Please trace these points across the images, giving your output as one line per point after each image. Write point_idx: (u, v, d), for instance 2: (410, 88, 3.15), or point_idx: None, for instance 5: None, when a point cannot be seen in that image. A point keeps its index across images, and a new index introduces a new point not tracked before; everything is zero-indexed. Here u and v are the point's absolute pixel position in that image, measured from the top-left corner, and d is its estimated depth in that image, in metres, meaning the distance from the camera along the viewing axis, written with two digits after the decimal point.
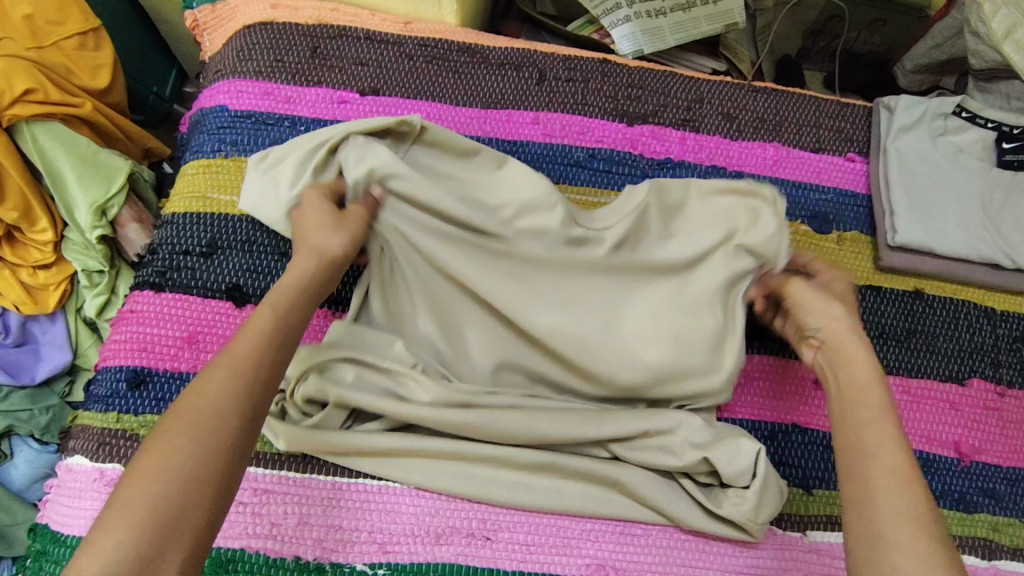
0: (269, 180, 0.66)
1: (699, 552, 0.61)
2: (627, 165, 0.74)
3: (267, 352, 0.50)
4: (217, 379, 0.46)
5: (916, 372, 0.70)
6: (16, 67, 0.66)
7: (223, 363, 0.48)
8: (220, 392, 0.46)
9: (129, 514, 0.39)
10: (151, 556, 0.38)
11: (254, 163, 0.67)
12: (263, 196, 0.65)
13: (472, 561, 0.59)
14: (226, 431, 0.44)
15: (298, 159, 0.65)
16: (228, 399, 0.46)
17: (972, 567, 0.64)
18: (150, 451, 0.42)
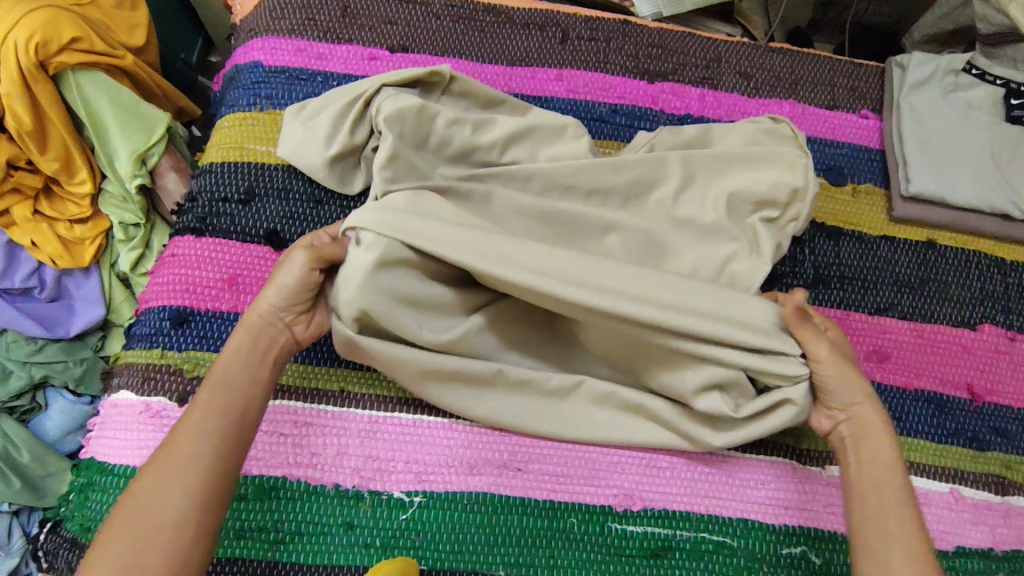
0: (308, 129, 0.68)
1: (723, 483, 0.64)
2: (649, 119, 0.77)
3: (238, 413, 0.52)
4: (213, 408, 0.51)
5: (929, 318, 0.72)
6: (62, 17, 0.68)
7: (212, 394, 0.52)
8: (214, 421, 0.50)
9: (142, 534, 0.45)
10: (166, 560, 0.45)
11: (293, 115, 0.70)
12: (303, 144, 0.68)
13: (504, 491, 0.62)
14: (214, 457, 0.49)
15: (335, 108, 0.68)
16: (161, 523, 0.46)
17: (986, 502, 0.66)
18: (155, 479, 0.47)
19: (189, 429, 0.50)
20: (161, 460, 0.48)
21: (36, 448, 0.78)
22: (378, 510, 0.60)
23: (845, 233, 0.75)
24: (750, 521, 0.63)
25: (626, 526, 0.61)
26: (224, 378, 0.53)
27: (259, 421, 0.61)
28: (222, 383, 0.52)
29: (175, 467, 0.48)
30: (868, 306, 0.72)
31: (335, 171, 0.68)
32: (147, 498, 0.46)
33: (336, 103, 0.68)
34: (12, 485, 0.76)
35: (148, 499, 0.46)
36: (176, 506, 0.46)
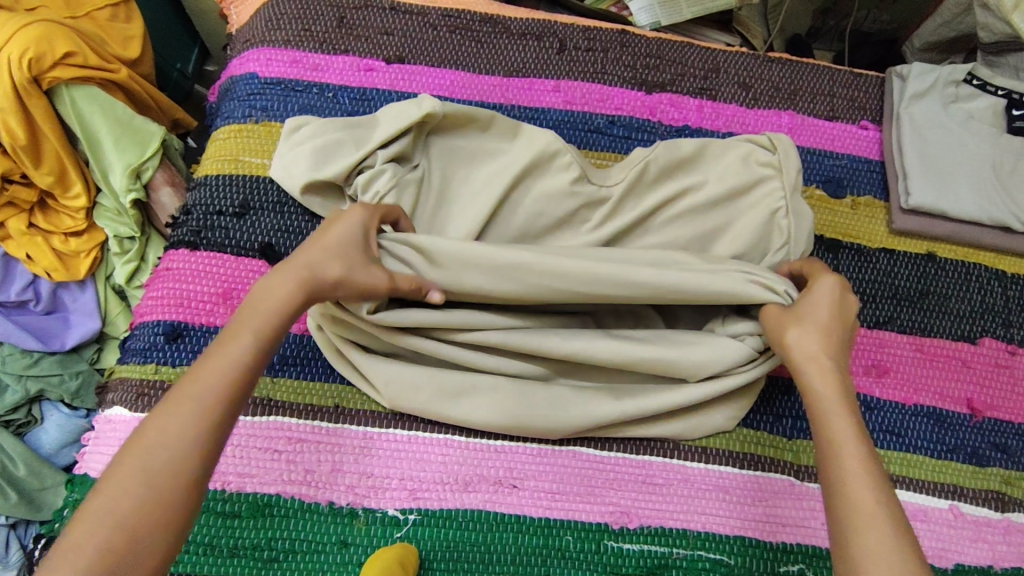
0: (294, 154, 0.66)
1: (721, 501, 0.63)
2: (647, 131, 0.76)
3: (257, 353, 0.47)
4: (236, 349, 0.47)
5: (928, 331, 0.72)
6: (55, 31, 0.68)
7: (245, 325, 0.48)
8: (237, 353, 0.47)
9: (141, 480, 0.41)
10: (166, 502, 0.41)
11: (284, 139, 0.68)
12: (287, 172, 0.66)
13: (500, 508, 0.61)
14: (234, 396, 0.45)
15: (322, 144, 0.65)
16: (162, 460, 0.41)
17: (986, 518, 0.65)
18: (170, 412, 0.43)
19: (210, 374, 0.45)
20: (176, 398, 0.44)
21: (32, 461, 0.78)
22: (372, 527, 0.59)
23: (844, 245, 0.74)
24: (748, 539, 0.62)
25: (621, 543, 0.61)
26: (281, 313, 0.49)
27: (252, 438, 0.61)
28: (266, 317, 0.49)
29: (187, 407, 0.43)
30: (867, 319, 0.71)
31: (316, 198, 0.67)
32: (153, 438, 0.42)
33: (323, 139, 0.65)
34: (7, 498, 0.76)
35: (154, 431, 0.42)
36: (184, 450, 0.42)
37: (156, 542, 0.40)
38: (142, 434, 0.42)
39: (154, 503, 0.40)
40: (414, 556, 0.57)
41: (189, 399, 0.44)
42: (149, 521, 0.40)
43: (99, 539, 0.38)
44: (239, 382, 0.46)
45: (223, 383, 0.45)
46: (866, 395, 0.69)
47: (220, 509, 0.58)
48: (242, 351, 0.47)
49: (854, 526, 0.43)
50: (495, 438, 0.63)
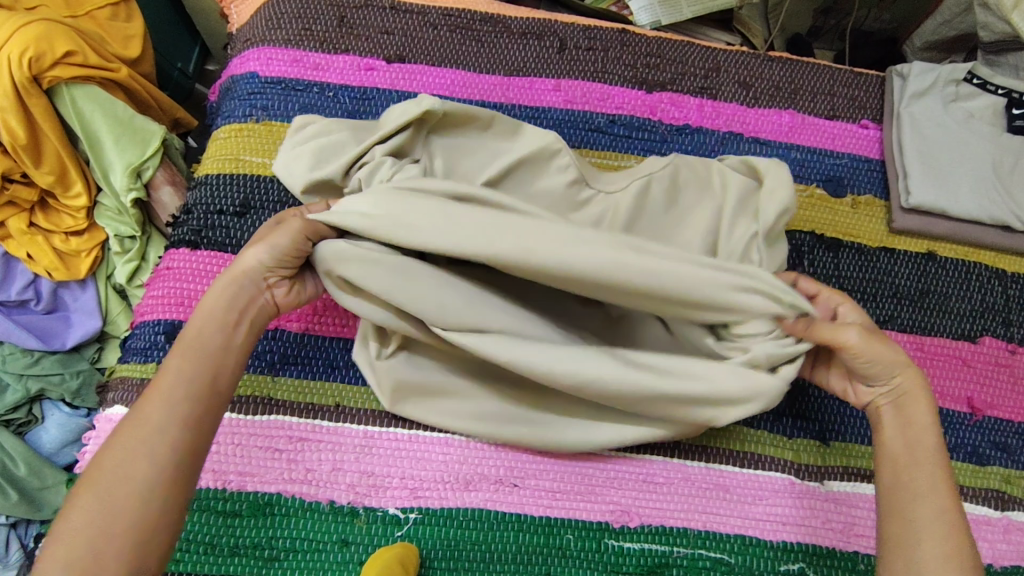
0: (297, 154, 0.65)
1: (721, 499, 0.63)
2: (647, 130, 0.76)
3: (200, 366, 0.49)
4: (178, 363, 0.48)
5: (929, 330, 0.72)
6: (55, 30, 0.68)
7: (186, 342, 0.50)
8: (184, 367, 0.48)
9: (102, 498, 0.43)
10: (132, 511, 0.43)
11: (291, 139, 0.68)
12: (290, 171, 0.65)
13: (500, 506, 0.61)
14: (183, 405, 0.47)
15: (325, 141, 0.65)
16: (119, 477, 0.44)
17: (985, 517, 0.65)
18: (125, 431, 0.45)
19: (155, 394, 0.47)
20: (130, 419, 0.46)
21: (33, 460, 0.78)
22: (373, 526, 0.60)
23: (844, 244, 0.74)
24: (748, 538, 0.62)
25: (622, 542, 0.61)
26: (218, 320, 0.51)
27: (253, 437, 0.61)
28: (198, 325, 0.51)
29: (138, 422, 0.45)
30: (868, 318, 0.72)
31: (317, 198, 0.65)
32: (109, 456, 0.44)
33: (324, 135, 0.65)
34: (8, 497, 0.76)
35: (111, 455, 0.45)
36: (141, 463, 0.44)
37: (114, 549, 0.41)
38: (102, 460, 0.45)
39: (114, 515, 0.42)
40: (414, 555, 0.57)
41: (139, 417, 0.46)
42: (111, 539, 0.42)
43: (71, 557, 0.41)
44: (183, 390, 0.47)
45: (169, 393, 0.47)
46: None
47: (221, 508, 0.59)
48: (182, 360, 0.49)
49: (909, 534, 0.48)
50: None
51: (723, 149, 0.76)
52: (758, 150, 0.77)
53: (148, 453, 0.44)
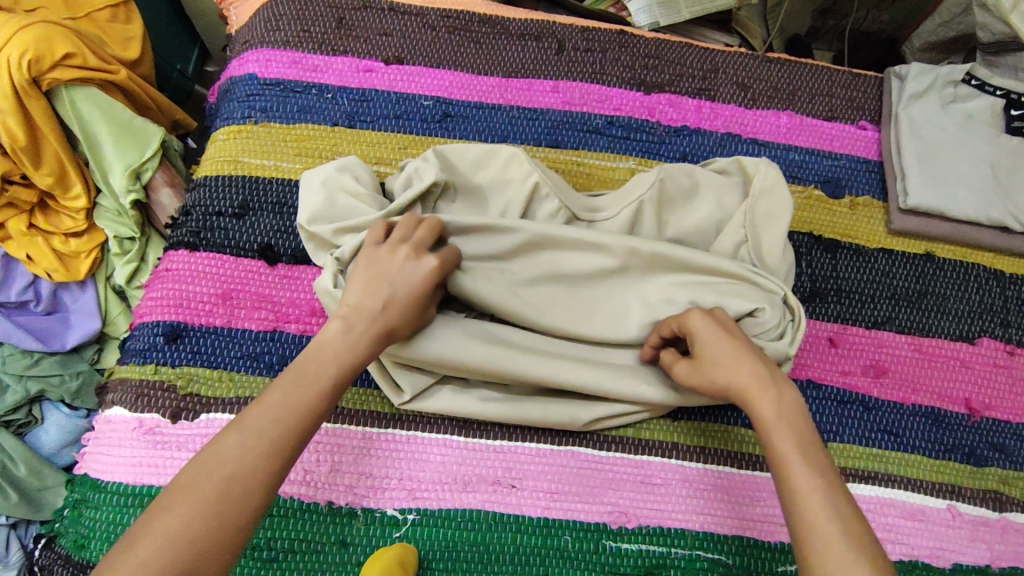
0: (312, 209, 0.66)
1: (718, 501, 0.63)
2: (645, 131, 0.76)
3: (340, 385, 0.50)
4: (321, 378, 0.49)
5: (927, 331, 0.72)
6: (54, 32, 0.68)
7: (333, 354, 0.51)
8: (326, 377, 0.50)
9: (219, 498, 0.42)
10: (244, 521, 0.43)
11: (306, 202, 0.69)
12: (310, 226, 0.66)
13: (497, 508, 0.61)
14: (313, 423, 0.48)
15: (356, 190, 0.63)
16: (245, 481, 0.43)
17: (984, 519, 0.65)
18: (250, 433, 0.45)
19: (295, 399, 0.48)
20: (257, 420, 0.46)
21: (32, 461, 0.78)
22: (372, 527, 0.60)
23: (842, 245, 0.74)
24: (746, 538, 0.62)
25: (620, 543, 0.61)
26: (362, 347, 0.52)
27: None
28: (346, 354, 0.51)
29: (265, 437, 0.45)
30: (866, 319, 0.72)
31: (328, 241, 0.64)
32: (221, 467, 0.43)
33: (355, 183, 0.63)
34: (8, 498, 0.76)
35: (237, 454, 0.44)
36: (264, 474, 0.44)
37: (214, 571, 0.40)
38: (228, 455, 0.44)
39: (223, 535, 0.41)
40: (413, 556, 0.57)
41: (268, 426, 0.46)
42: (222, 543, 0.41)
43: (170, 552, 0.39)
44: (314, 419, 0.48)
45: (300, 405, 0.47)
46: (864, 395, 0.69)
47: None
48: (324, 389, 0.49)
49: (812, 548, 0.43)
50: (493, 438, 0.64)
51: (721, 150, 0.76)
52: (755, 151, 0.77)
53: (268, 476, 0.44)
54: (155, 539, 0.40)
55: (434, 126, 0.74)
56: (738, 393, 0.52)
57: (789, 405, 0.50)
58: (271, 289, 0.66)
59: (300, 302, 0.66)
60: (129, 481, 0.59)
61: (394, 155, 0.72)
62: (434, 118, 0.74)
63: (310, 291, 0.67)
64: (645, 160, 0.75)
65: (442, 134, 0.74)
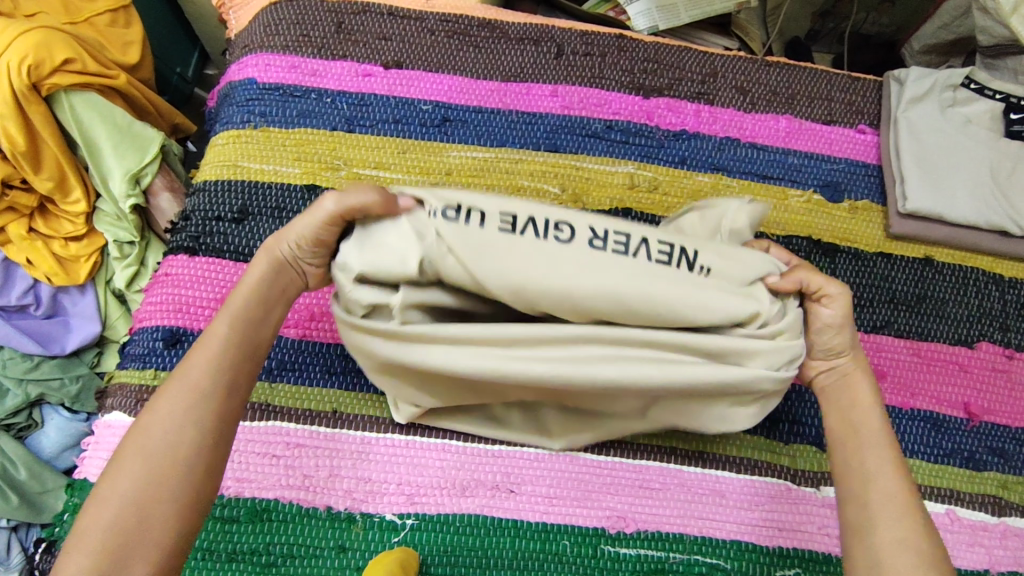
0: None
1: (718, 505, 0.63)
2: (644, 136, 0.76)
3: (250, 330, 0.48)
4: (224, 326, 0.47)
5: (926, 335, 0.72)
6: (53, 37, 0.68)
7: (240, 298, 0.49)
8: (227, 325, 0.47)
9: (140, 463, 0.41)
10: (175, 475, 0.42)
11: None
12: None
13: (496, 512, 0.61)
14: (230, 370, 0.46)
15: None
16: (164, 442, 0.42)
17: (982, 523, 0.65)
18: (164, 394, 0.44)
19: (203, 352, 0.46)
20: (170, 382, 0.45)
21: (33, 465, 0.78)
22: (371, 532, 0.60)
23: (841, 250, 0.74)
24: (745, 543, 0.62)
25: (619, 548, 0.61)
26: (267, 288, 0.50)
27: (248, 442, 0.61)
28: (250, 299, 0.49)
29: (177, 394, 0.44)
30: (865, 323, 0.71)
31: None
32: (144, 428, 0.43)
33: None
34: (9, 501, 0.76)
35: (156, 418, 0.43)
36: (187, 429, 0.43)
37: (163, 522, 0.40)
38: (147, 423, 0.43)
39: (154, 486, 0.41)
40: (413, 559, 0.57)
41: (181, 384, 0.44)
42: (153, 501, 0.40)
43: (103, 522, 0.39)
44: (227, 360, 0.46)
45: (211, 356, 0.46)
46: None
47: (219, 514, 0.59)
48: (225, 332, 0.47)
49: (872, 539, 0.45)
50: (491, 443, 0.64)
51: (720, 154, 0.76)
52: (754, 155, 0.77)
53: (186, 423, 0.43)
54: (96, 513, 0.40)
55: (432, 130, 0.74)
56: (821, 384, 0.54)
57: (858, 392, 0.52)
58: None
59: (310, 309, 0.67)
60: None
61: (393, 159, 0.72)
62: (432, 122, 0.74)
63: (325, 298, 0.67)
64: (644, 164, 0.75)
65: (441, 139, 0.74)
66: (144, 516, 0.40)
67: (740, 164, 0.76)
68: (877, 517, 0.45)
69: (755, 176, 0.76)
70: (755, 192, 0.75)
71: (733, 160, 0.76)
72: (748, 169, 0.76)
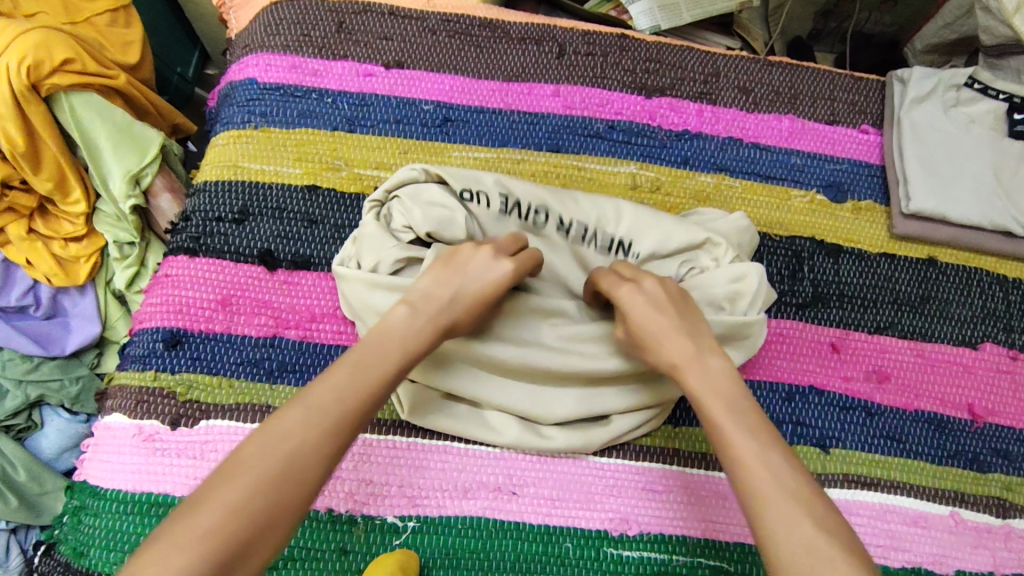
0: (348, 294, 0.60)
1: (721, 507, 0.63)
2: (646, 136, 0.76)
3: (396, 361, 0.48)
4: (377, 349, 0.47)
5: (929, 336, 0.72)
6: (53, 37, 0.68)
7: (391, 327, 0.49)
8: (389, 353, 0.47)
9: (270, 474, 0.40)
10: (295, 494, 0.40)
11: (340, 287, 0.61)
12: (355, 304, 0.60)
13: (497, 515, 0.61)
14: (371, 400, 0.45)
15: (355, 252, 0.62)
16: (300, 457, 0.41)
17: (986, 525, 0.65)
18: (306, 406, 0.43)
19: (352, 373, 0.45)
20: (310, 393, 0.44)
21: (32, 466, 0.78)
22: (372, 535, 0.59)
23: (844, 250, 0.74)
24: (748, 546, 0.62)
25: (621, 551, 0.61)
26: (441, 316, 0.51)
27: None
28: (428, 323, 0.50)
29: (321, 408, 0.43)
30: (869, 325, 0.71)
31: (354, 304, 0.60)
32: (282, 434, 0.41)
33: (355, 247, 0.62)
34: (8, 503, 0.76)
35: (297, 428, 0.42)
36: (321, 449, 0.42)
37: (265, 550, 0.39)
38: (282, 430, 0.41)
39: (274, 501, 0.39)
40: (415, 562, 0.57)
41: (326, 399, 0.43)
42: (269, 518, 0.39)
43: (218, 527, 0.37)
44: (368, 387, 0.45)
45: (356, 377, 0.45)
46: (867, 401, 0.68)
47: None
48: (392, 371, 0.47)
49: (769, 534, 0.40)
50: (492, 445, 0.63)
51: (722, 154, 0.76)
52: (757, 155, 0.76)
53: (328, 455, 0.42)
54: (207, 514, 0.38)
55: (434, 131, 0.74)
56: (669, 370, 0.51)
57: (715, 369, 0.50)
58: (271, 295, 0.66)
59: (309, 309, 0.66)
60: (128, 488, 0.59)
61: (394, 159, 0.72)
62: (434, 123, 0.74)
63: (322, 298, 0.67)
64: (646, 165, 0.75)
65: (442, 139, 0.73)
66: (258, 529, 0.38)
67: (743, 164, 0.76)
68: (768, 504, 0.41)
69: (757, 176, 0.76)
70: (758, 192, 0.75)
71: (736, 160, 0.76)
72: (750, 169, 0.76)
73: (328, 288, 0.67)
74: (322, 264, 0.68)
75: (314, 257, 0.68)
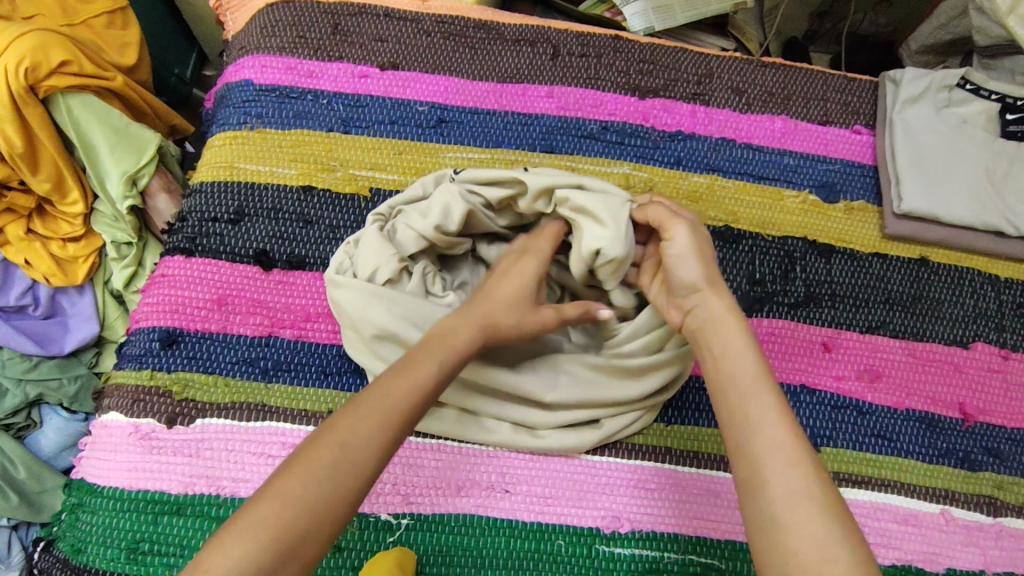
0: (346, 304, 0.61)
1: (712, 505, 0.63)
2: (640, 137, 0.76)
3: (444, 372, 0.50)
4: (426, 355, 0.50)
5: (921, 336, 0.72)
6: (50, 39, 0.69)
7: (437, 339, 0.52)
8: (432, 363, 0.50)
9: (326, 469, 0.43)
10: (346, 491, 0.43)
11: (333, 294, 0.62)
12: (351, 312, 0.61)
13: (490, 513, 0.61)
14: (417, 407, 0.48)
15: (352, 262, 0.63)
16: (353, 456, 0.44)
17: (978, 523, 0.65)
18: (362, 407, 0.46)
19: (402, 377, 0.48)
20: (366, 397, 0.47)
21: (32, 464, 0.79)
22: (366, 532, 0.60)
23: (836, 251, 0.74)
24: (739, 543, 0.62)
25: (614, 548, 0.61)
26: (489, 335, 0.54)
27: (246, 442, 0.61)
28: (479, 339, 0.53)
29: (374, 412, 0.46)
30: (861, 324, 0.72)
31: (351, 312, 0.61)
32: (338, 434, 0.45)
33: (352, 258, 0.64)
34: (9, 501, 0.76)
35: (349, 427, 0.45)
36: (373, 451, 0.45)
37: (318, 540, 0.42)
38: (338, 427, 0.45)
39: (329, 496, 0.42)
40: (411, 559, 0.58)
41: (379, 402, 0.47)
42: (324, 510, 0.42)
43: (282, 516, 0.41)
44: (419, 394, 0.48)
45: (410, 384, 0.48)
46: (859, 400, 0.69)
47: (215, 514, 0.58)
48: (434, 374, 0.49)
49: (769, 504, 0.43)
50: (484, 444, 0.64)
51: (716, 154, 0.77)
52: (749, 155, 0.77)
53: (377, 457, 0.45)
54: (269, 503, 0.41)
55: (429, 131, 0.74)
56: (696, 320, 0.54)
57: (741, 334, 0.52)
58: (266, 295, 0.67)
59: (304, 309, 0.67)
60: (125, 486, 0.60)
61: (388, 160, 0.73)
62: (429, 124, 0.74)
63: (318, 298, 0.67)
64: (640, 165, 0.75)
65: (437, 140, 0.74)
66: (313, 521, 0.41)
67: (736, 165, 0.76)
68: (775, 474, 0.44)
69: (750, 176, 0.76)
70: (751, 193, 0.76)
71: (729, 160, 0.77)
72: (743, 170, 0.76)
73: (322, 288, 0.67)
74: (317, 264, 0.68)
75: (309, 257, 0.68)
